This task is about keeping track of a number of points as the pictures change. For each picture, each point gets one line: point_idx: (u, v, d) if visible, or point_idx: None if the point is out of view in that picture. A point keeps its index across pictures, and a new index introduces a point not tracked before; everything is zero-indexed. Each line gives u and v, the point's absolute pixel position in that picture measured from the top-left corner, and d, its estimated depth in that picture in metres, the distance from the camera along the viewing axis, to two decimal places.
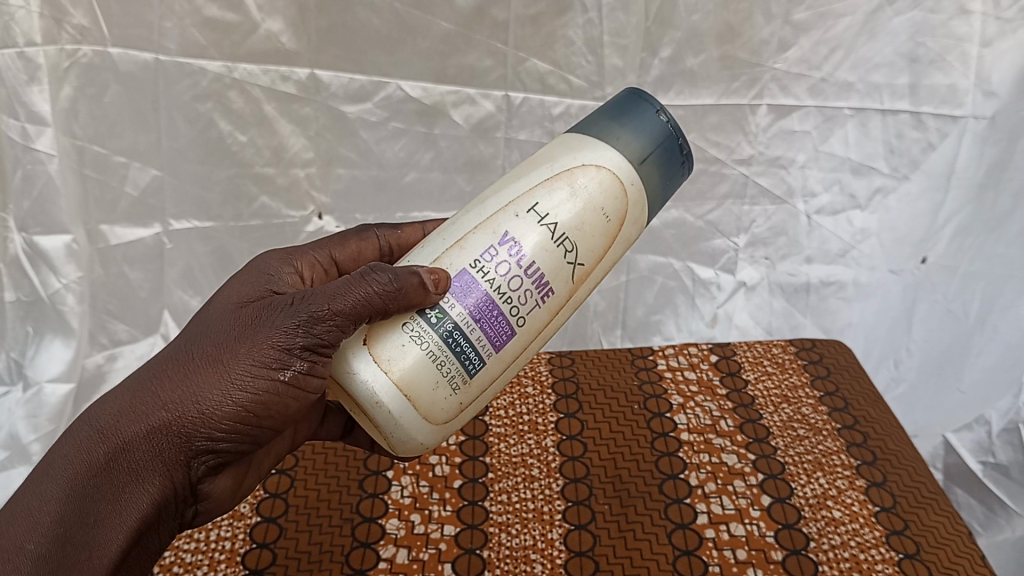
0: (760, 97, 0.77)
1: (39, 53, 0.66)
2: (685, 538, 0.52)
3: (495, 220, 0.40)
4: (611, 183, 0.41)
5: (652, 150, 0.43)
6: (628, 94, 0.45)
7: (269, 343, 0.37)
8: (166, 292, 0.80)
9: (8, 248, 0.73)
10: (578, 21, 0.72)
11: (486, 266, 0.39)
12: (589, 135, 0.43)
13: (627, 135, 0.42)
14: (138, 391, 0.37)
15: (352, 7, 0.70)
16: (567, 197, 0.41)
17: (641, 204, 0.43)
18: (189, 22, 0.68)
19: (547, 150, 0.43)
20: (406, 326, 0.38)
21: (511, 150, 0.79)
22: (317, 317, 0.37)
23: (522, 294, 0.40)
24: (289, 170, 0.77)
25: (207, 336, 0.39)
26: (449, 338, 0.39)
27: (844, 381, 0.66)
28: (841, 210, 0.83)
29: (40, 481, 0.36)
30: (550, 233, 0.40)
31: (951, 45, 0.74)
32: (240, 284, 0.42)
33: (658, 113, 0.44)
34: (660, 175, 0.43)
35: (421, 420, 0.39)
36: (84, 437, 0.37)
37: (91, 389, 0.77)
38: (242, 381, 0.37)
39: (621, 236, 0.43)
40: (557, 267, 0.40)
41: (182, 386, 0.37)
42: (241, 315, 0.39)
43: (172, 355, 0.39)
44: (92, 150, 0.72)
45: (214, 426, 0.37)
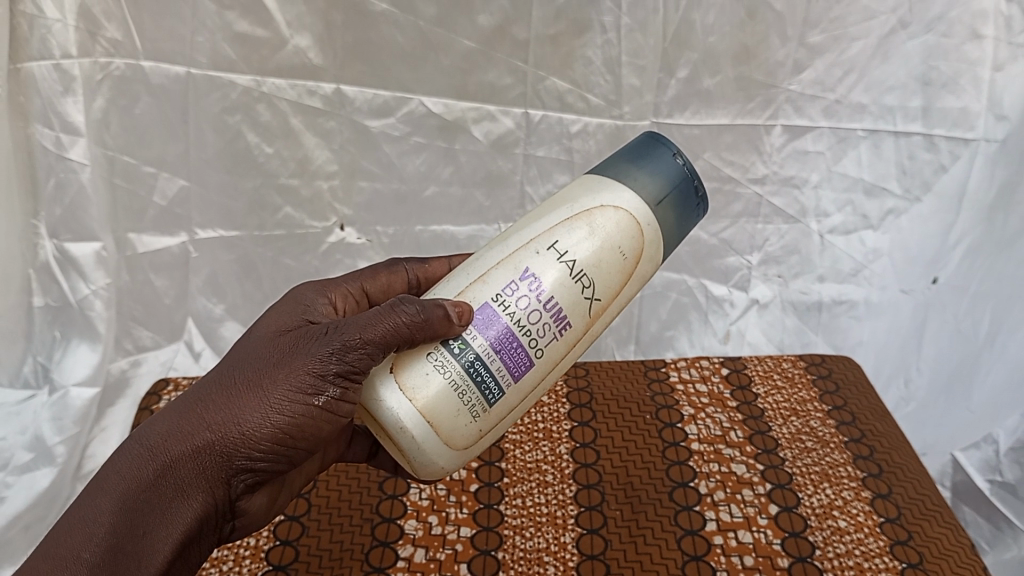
0: (775, 117, 0.79)
1: (74, 65, 0.68)
2: (694, 544, 0.53)
3: (516, 257, 0.42)
4: (628, 223, 0.43)
5: (669, 191, 0.45)
6: (645, 139, 0.47)
7: (305, 369, 0.38)
8: (191, 299, 0.83)
9: (39, 254, 0.74)
10: (597, 42, 0.74)
11: (507, 300, 0.41)
12: (608, 178, 0.45)
13: (644, 178, 0.45)
14: (184, 413, 0.39)
15: (377, 25, 0.72)
16: (586, 235, 0.43)
17: (657, 243, 0.45)
18: (220, 36, 0.70)
19: (567, 191, 0.45)
20: (431, 355, 0.40)
21: (529, 166, 0.81)
22: (349, 345, 0.38)
23: (541, 327, 0.41)
24: (313, 182, 0.80)
25: (247, 362, 0.40)
26: (471, 369, 0.40)
27: (852, 395, 0.67)
28: (853, 230, 0.85)
29: (92, 494, 0.37)
30: (569, 270, 0.42)
31: (964, 69, 0.75)
32: (278, 314, 0.44)
33: (675, 156, 0.46)
34: (675, 216, 0.45)
35: (442, 445, 0.40)
36: (134, 455, 0.38)
37: (115, 393, 0.79)
38: (280, 405, 0.38)
39: (637, 274, 0.45)
40: (574, 302, 0.42)
41: (225, 409, 0.38)
42: (279, 343, 0.41)
43: (215, 379, 0.40)
44: (122, 160, 0.74)
45: (254, 446, 0.38)
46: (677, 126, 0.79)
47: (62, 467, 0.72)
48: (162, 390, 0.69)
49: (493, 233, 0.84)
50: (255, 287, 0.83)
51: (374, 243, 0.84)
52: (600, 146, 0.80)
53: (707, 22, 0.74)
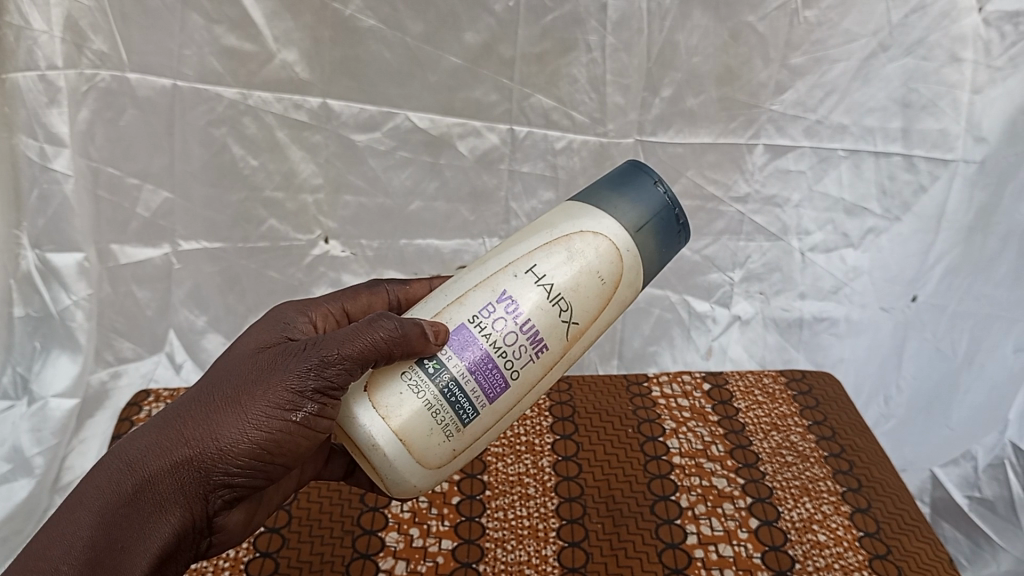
0: (757, 137, 0.80)
1: (60, 76, 0.68)
2: (675, 558, 0.53)
3: (495, 279, 0.43)
4: (607, 248, 0.44)
5: (650, 218, 0.45)
6: (628, 167, 0.47)
7: (284, 385, 0.38)
8: (173, 311, 0.82)
9: (21, 265, 0.74)
10: (582, 60, 0.75)
11: (484, 322, 0.41)
12: (589, 204, 0.45)
13: (624, 205, 0.45)
14: (163, 428, 0.39)
15: (364, 41, 0.72)
16: (564, 260, 0.43)
17: (636, 269, 0.45)
18: (207, 50, 0.70)
19: (548, 216, 0.46)
20: (405, 374, 0.40)
21: (514, 182, 0.82)
22: (327, 361, 0.38)
23: (517, 349, 0.42)
24: (298, 196, 0.80)
25: (228, 378, 0.40)
26: (446, 390, 0.40)
27: (832, 411, 0.68)
28: (834, 248, 0.86)
29: (71, 508, 0.37)
30: (546, 294, 0.42)
31: (943, 92, 0.76)
32: (258, 331, 0.44)
33: (655, 184, 0.46)
34: (656, 242, 0.46)
35: (414, 463, 0.40)
36: (113, 470, 0.38)
37: (94, 405, 0.78)
38: (258, 421, 0.38)
39: (615, 299, 0.45)
40: (551, 325, 0.42)
41: (203, 424, 0.38)
42: (259, 359, 0.41)
43: (195, 395, 0.40)
44: (106, 172, 0.74)
45: (232, 462, 0.38)
46: (661, 144, 0.80)
47: (40, 478, 0.71)
48: (143, 401, 0.69)
49: (478, 248, 0.85)
50: (239, 299, 0.83)
51: (358, 256, 0.84)
52: (585, 164, 0.81)
53: (691, 43, 0.75)
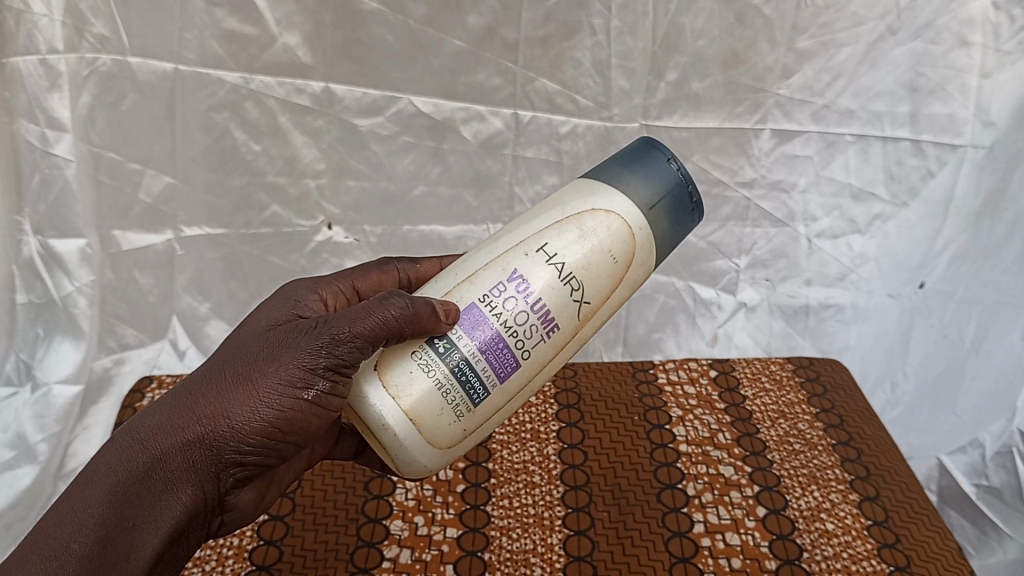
0: (763, 122, 0.79)
1: (60, 61, 0.67)
2: (682, 546, 0.53)
3: (505, 258, 0.42)
4: (619, 226, 0.43)
5: (662, 197, 0.45)
6: (640, 144, 0.47)
7: (295, 363, 0.38)
8: (176, 297, 0.82)
9: (22, 251, 0.74)
10: (586, 44, 0.74)
11: (495, 301, 0.41)
12: (601, 182, 0.45)
13: (636, 183, 0.44)
14: (174, 405, 0.38)
15: (367, 24, 0.71)
16: (576, 239, 0.42)
17: (648, 248, 0.44)
18: (208, 34, 0.70)
19: (559, 194, 0.45)
20: (416, 353, 0.40)
21: (518, 167, 0.81)
22: (339, 339, 0.38)
23: (528, 328, 0.41)
24: (301, 181, 0.79)
25: (238, 356, 0.40)
26: (457, 369, 0.40)
27: (840, 398, 0.67)
28: (841, 234, 0.85)
29: (82, 486, 0.37)
30: (558, 273, 0.42)
31: (951, 76, 0.76)
32: (268, 309, 0.44)
33: (669, 162, 0.45)
34: (669, 221, 0.45)
35: (425, 443, 0.40)
36: (124, 448, 0.37)
37: (98, 391, 0.78)
38: (270, 399, 0.37)
39: (626, 279, 0.44)
40: (563, 304, 0.42)
41: (215, 402, 0.38)
42: (269, 336, 0.40)
43: (206, 372, 0.40)
44: (107, 157, 0.73)
45: (244, 440, 0.38)
46: (666, 128, 0.79)
47: (44, 466, 0.71)
48: (145, 389, 0.68)
49: (482, 234, 0.84)
50: (241, 286, 0.83)
51: (361, 242, 0.84)
52: (589, 149, 0.80)
53: (696, 26, 0.74)
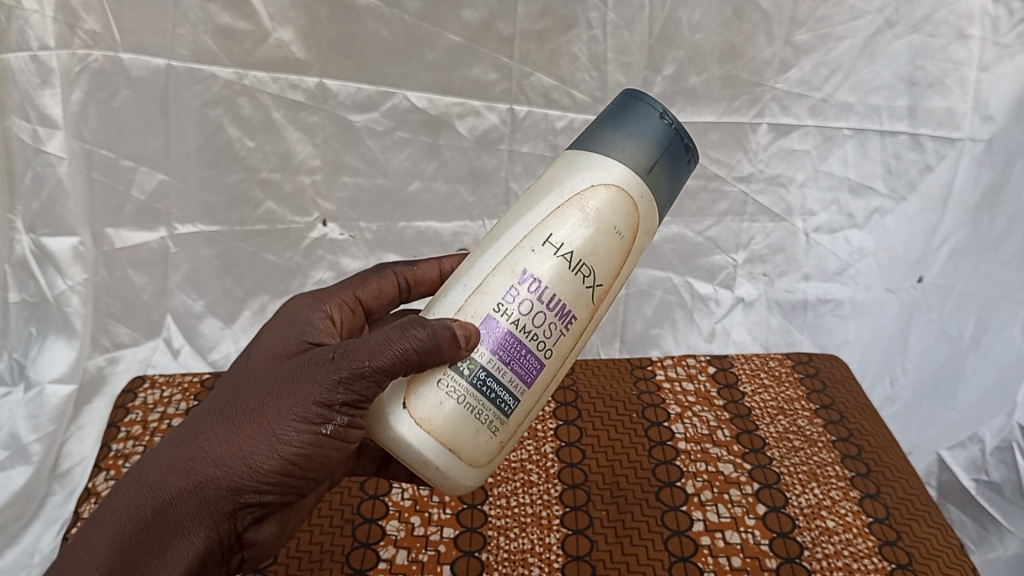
0: (761, 116, 0.79)
1: (52, 57, 0.66)
2: (681, 545, 0.52)
3: (511, 258, 0.41)
4: (620, 198, 0.41)
5: (659, 157, 0.43)
6: (624, 98, 0.44)
7: (310, 399, 0.38)
8: (170, 295, 0.81)
9: (16, 249, 0.72)
10: (582, 38, 0.74)
11: (510, 307, 0.40)
12: (594, 152, 0.43)
13: (631, 147, 0.42)
14: (187, 445, 0.39)
15: (361, 19, 0.71)
16: (579, 222, 0.41)
17: (651, 213, 0.43)
18: (202, 29, 0.69)
19: (552, 173, 0.43)
20: (440, 381, 0.39)
21: (514, 162, 0.80)
22: (355, 375, 0.38)
23: (546, 327, 0.41)
24: (295, 177, 0.79)
25: (255, 390, 0.40)
26: (484, 387, 0.40)
27: (839, 395, 0.67)
28: (839, 229, 0.85)
29: (95, 531, 0.39)
30: (568, 263, 0.41)
31: (949, 69, 0.75)
32: (280, 332, 0.44)
33: (660, 117, 0.43)
34: (667, 177, 0.43)
35: (468, 466, 0.40)
36: (137, 490, 0.39)
37: (92, 390, 0.77)
38: (284, 437, 0.38)
39: (634, 249, 0.43)
40: (576, 293, 0.41)
41: (227, 441, 0.39)
42: (284, 367, 0.40)
43: (224, 406, 0.40)
44: (100, 154, 0.73)
45: (260, 480, 0.38)
46: None
47: (39, 465, 0.70)
48: (139, 388, 0.71)
49: (478, 230, 0.84)
50: (236, 283, 0.82)
51: (357, 239, 0.83)
52: None
53: (693, 20, 0.73)
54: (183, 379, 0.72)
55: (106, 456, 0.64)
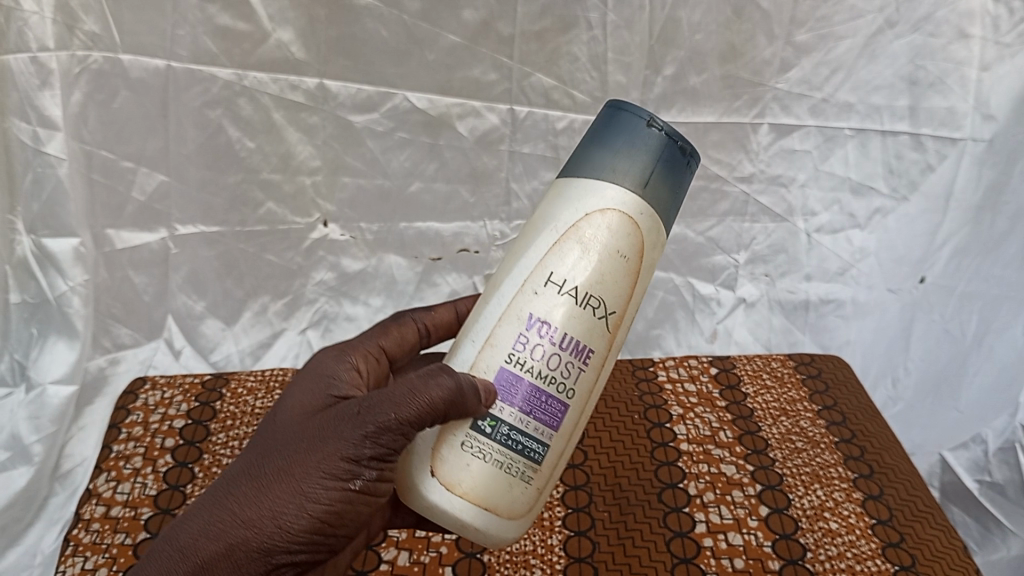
0: (762, 116, 0.78)
1: (51, 58, 0.66)
2: (684, 547, 0.52)
3: (516, 305, 0.42)
4: (618, 221, 0.41)
5: (654, 168, 0.42)
6: (608, 113, 0.44)
7: (339, 455, 0.39)
8: (170, 296, 0.81)
9: (16, 251, 0.72)
10: (583, 38, 0.73)
11: (522, 355, 0.41)
12: (586, 177, 0.43)
13: (622, 166, 0.42)
14: (216, 510, 0.40)
15: (361, 20, 0.71)
16: (579, 255, 0.41)
17: (656, 226, 0.43)
18: (201, 30, 0.69)
19: (547, 206, 0.43)
20: (464, 444, 0.40)
21: (515, 162, 0.80)
22: (382, 428, 0.39)
23: (564, 368, 0.41)
24: (295, 178, 0.78)
25: (283, 451, 0.41)
26: (509, 441, 0.41)
27: (842, 396, 0.67)
28: (840, 228, 0.85)
29: None
30: (575, 300, 0.41)
31: (950, 69, 0.75)
32: (304, 393, 0.45)
33: (647, 125, 0.42)
34: (667, 185, 0.43)
35: (511, 520, 0.41)
36: (167, 558, 0.39)
37: (93, 391, 0.77)
38: (315, 494, 0.39)
39: (645, 264, 0.43)
40: (589, 327, 0.41)
41: (258, 502, 0.39)
42: (309, 427, 0.42)
43: (251, 470, 0.41)
44: (100, 155, 0.72)
45: (291, 539, 0.39)
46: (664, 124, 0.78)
47: (39, 467, 0.70)
48: (139, 390, 0.71)
49: (479, 231, 0.84)
50: (236, 284, 0.82)
51: (357, 240, 0.83)
52: None
53: (694, 19, 0.73)
54: (184, 380, 0.72)
55: (107, 458, 0.64)
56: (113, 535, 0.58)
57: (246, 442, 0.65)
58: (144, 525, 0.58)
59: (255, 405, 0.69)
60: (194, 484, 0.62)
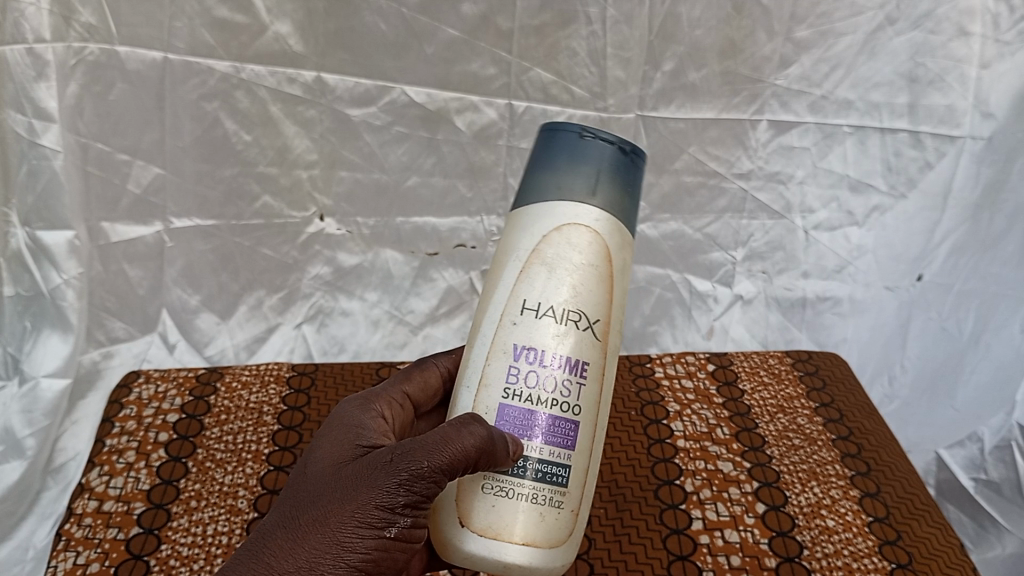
0: (760, 113, 0.78)
1: (47, 49, 0.65)
2: (680, 543, 0.52)
3: (498, 340, 0.41)
4: (578, 234, 0.41)
5: (599, 172, 0.42)
6: (543, 138, 0.44)
7: (373, 503, 0.38)
8: (166, 290, 0.80)
9: (10, 243, 0.72)
10: (582, 33, 0.73)
11: (519, 386, 0.40)
12: (538, 203, 0.42)
13: (568, 182, 0.42)
14: (249, 561, 0.38)
15: (359, 13, 0.70)
16: (547, 275, 0.41)
17: (617, 229, 0.42)
18: (198, 22, 0.68)
19: (507, 240, 0.43)
20: (492, 490, 0.39)
21: (512, 158, 0.80)
22: (417, 476, 0.38)
23: (562, 388, 0.40)
24: (293, 171, 0.78)
25: (310, 502, 0.40)
26: (537, 473, 0.40)
27: (839, 393, 0.67)
28: (838, 227, 0.85)
29: None
30: (554, 319, 0.40)
31: (950, 66, 0.75)
32: (326, 438, 0.44)
33: (582, 135, 0.42)
34: (620, 188, 0.42)
35: (566, 548, 0.40)
36: None
37: (87, 385, 0.76)
38: (351, 543, 0.38)
39: (617, 267, 0.42)
40: (576, 342, 0.40)
41: (293, 552, 0.37)
42: (337, 474, 0.40)
43: (276, 524, 0.39)
44: (95, 148, 0.72)
45: None
46: (663, 120, 0.78)
47: (32, 461, 0.70)
48: (133, 383, 0.71)
49: (476, 225, 0.84)
50: (232, 278, 0.81)
51: (354, 234, 0.83)
52: None
53: (693, 15, 0.73)
54: (179, 374, 0.72)
55: (101, 452, 0.64)
56: (105, 530, 0.57)
57: (239, 437, 0.65)
58: (136, 521, 0.58)
59: (250, 400, 0.69)
60: (187, 479, 0.61)
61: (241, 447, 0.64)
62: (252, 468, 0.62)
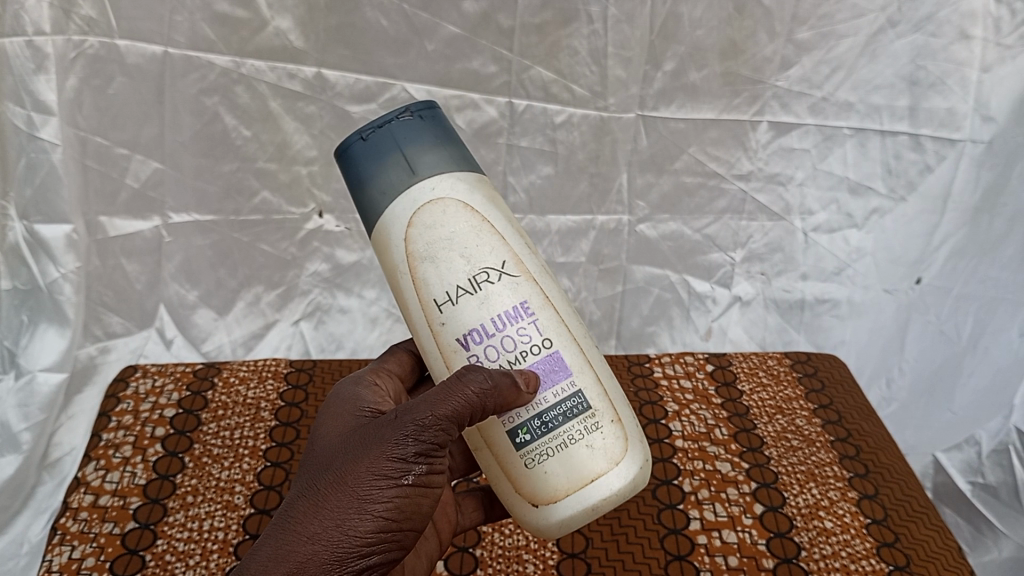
0: (761, 114, 0.78)
1: (47, 43, 0.66)
2: (678, 544, 0.52)
3: (442, 342, 0.41)
4: (429, 212, 0.41)
5: (405, 150, 0.41)
6: (342, 169, 0.43)
7: (385, 456, 0.39)
8: (163, 286, 0.80)
9: (7, 235, 0.72)
10: (583, 32, 0.73)
11: (489, 361, 0.41)
12: (378, 220, 0.42)
13: (386, 183, 0.41)
14: (277, 535, 0.38)
15: (360, 9, 0.70)
16: (433, 265, 0.41)
17: (456, 179, 0.42)
18: (199, 16, 0.68)
19: (384, 264, 0.43)
20: (534, 462, 0.41)
21: (512, 156, 0.80)
22: (423, 425, 0.39)
23: (518, 341, 0.41)
24: (292, 167, 0.78)
25: (325, 469, 0.40)
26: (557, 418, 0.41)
27: (838, 395, 0.66)
28: (837, 228, 0.84)
29: None
30: (469, 294, 0.41)
31: (951, 70, 0.75)
32: (330, 416, 0.44)
33: (364, 138, 0.42)
34: (431, 144, 0.42)
35: (630, 452, 0.41)
36: None
37: (82, 379, 0.76)
38: (371, 496, 0.38)
39: (483, 204, 0.42)
40: (498, 296, 0.41)
41: (317, 517, 0.38)
42: (347, 441, 0.41)
43: (296, 496, 0.40)
44: (94, 141, 0.72)
45: (361, 544, 0.38)
46: (663, 120, 0.78)
47: (28, 454, 0.70)
48: (130, 377, 0.70)
49: None
50: (231, 274, 0.81)
51: (352, 232, 0.82)
52: (585, 138, 0.79)
53: (694, 15, 0.72)
54: (176, 369, 0.71)
55: (97, 446, 0.64)
56: (101, 525, 0.57)
57: (237, 432, 0.65)
58: (132, 515, 0.58)
59: (247, 395, 0.68)
60: (183, 474, 0.61)
61: (239, 443, 0.64)
62: (249, 464, 0.62)
